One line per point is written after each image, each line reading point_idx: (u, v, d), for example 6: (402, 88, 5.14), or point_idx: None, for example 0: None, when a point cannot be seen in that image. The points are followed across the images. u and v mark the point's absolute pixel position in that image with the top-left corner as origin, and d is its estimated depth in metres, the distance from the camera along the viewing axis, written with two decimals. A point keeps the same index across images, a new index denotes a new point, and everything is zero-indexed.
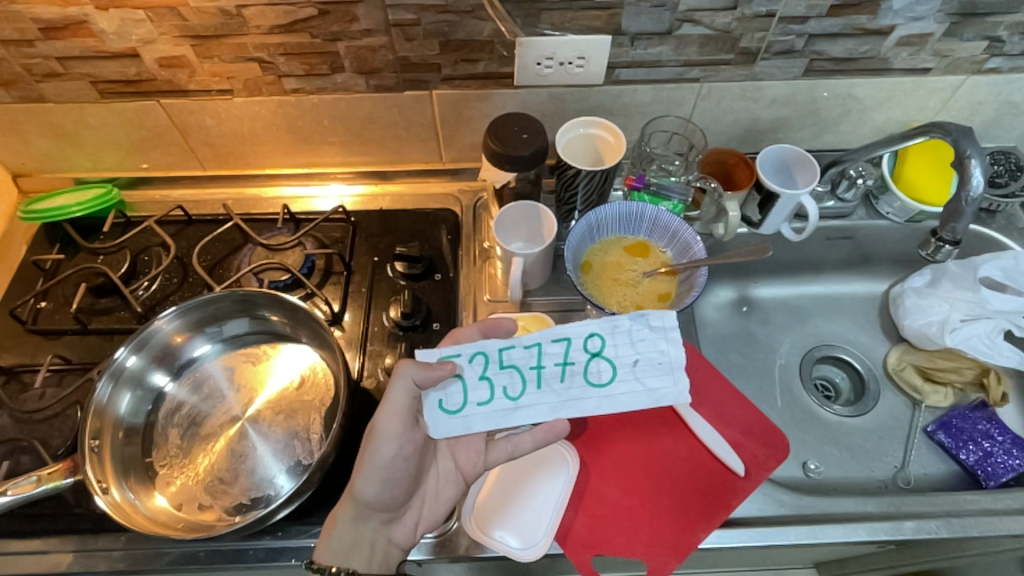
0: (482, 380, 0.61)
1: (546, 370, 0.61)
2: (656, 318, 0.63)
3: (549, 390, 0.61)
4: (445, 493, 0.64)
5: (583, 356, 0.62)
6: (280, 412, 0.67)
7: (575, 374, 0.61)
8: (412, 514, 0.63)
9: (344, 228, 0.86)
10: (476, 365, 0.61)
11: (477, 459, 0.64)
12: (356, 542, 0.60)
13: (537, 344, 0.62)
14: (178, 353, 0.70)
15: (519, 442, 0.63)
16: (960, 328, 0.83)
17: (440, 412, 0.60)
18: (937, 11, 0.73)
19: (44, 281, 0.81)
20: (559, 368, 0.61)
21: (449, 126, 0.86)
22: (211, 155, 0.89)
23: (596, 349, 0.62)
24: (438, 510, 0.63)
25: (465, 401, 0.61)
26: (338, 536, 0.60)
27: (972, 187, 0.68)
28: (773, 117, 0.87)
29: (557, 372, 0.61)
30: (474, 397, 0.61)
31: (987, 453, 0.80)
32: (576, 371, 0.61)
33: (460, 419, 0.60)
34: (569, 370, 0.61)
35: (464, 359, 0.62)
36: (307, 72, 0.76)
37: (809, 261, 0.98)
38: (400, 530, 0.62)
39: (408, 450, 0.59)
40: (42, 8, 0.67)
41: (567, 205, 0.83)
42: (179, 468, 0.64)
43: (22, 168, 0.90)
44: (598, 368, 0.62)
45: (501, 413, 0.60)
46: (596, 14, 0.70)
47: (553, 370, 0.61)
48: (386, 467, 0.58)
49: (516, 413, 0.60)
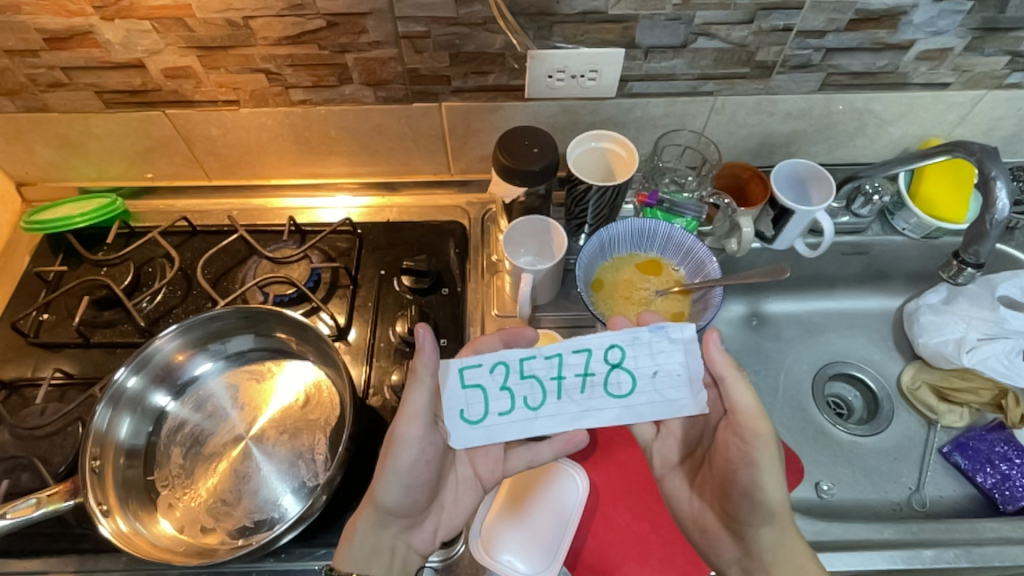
0: (502, 390, 0.58)
1: (566, 381, 0.58)
2: (676, 330, 0.59)
3: (569, 400, 0.58)
4: (465, 499, 0.62)
5: (603, 367, 0.58)
6: (284, 431, 0.66)
7: (595, 385, 0.58)
8: (432, 519, 0.61)
9: (350, 240, 0.85)
10: (496, 375, 0.58)
11: (497, 468, 0.63)
12: (376, 548, 0.57)
13: (559, 354, 0.58)
14: (179, 371, 0.69)
15: (538, 451, 0.65)
16: (977, 347, 0.81)
17: (461, 422, 0.58)
18: (959, 26, 0.71)
19: (47, 293, 0.80)
20: (579, 379, 0.58)
21: (458, 139, 0.85)
22: (216, 164, 0.88)
23: (616, 360, 0.59)
24: (458, 516, 0.62)
25: (485, 412, 0.58)
26: (359, 542, 0.57)
27: (997, 208, 0.67)
28: (788, 130, 0.85)
29: (577, 383, 0.58)
30: (494, 407, 0.58)
31: (1004, 476, 0.79)
32: (596, 382, 0.58)
33: (482, 429, 0.58)
34: (589, 381, 0.58)
35: (484, 370, 0.58)
36: (315, 84, 0.75)
37: (823, 276, 0.96)
38: (419, 535, 0.61)
39: (429, 453, 0.57)
40: (47, 19, 0.66)
41: (577, 219, 0.82)
42: (181, 490, 0.63)
43: (26, 177, 0.89)
44: (618, 379, 0.58)
45: (521, 424, 0.58)
46: (610, 27, 0.69)
47: (574, 381, 0.58)
48: (406, 472, 0.56)
49: (535, 423, 0.58)
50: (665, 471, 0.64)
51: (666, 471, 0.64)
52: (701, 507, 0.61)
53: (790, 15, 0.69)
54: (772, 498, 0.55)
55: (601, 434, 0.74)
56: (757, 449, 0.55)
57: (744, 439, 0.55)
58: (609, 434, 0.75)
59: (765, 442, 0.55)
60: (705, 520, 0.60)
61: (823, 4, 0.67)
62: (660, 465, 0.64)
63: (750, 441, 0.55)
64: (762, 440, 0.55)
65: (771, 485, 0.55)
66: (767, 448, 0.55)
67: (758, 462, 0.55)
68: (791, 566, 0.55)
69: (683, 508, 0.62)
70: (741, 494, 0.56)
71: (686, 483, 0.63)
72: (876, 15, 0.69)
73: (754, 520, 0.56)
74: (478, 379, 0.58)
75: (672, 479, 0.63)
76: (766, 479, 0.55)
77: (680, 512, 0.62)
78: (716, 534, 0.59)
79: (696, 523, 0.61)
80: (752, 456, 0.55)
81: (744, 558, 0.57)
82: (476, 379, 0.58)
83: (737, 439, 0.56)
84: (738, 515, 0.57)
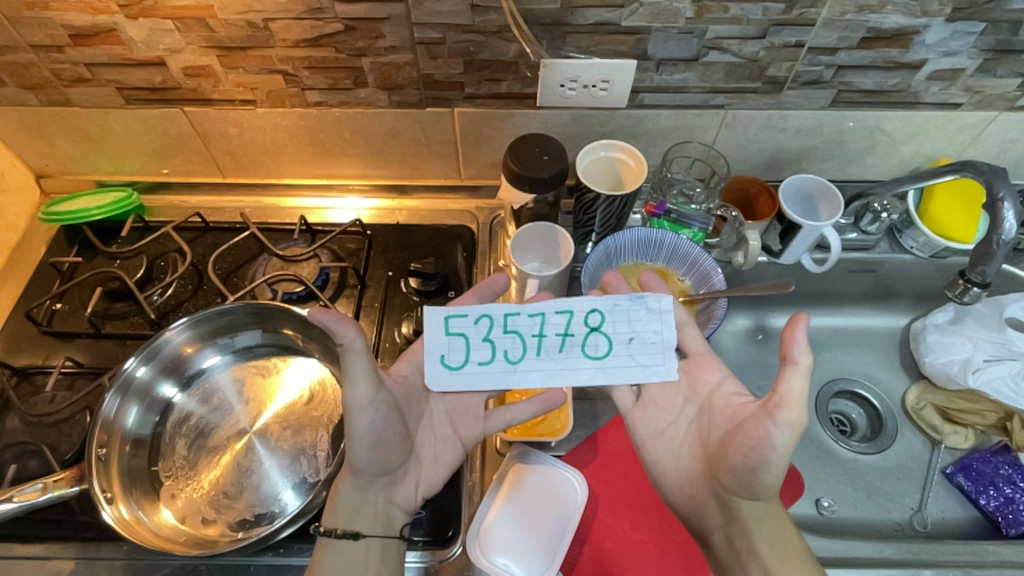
0: (484, 342, 0.62)
1: (546, 339, 0.61)
2: (654, 300, 0.62)
3: (547, 357, 0.61)
4: (444, 456, 0.63)
5: (583, 329, 0.62)
6: (288, 427, 0.66)
7: (573, 345, 0.61)
8: (412, 476, 0.62)
9: (360, 241, 0.86)
10: (481, 327, 0.62)
11: (476, 426, 0.64)
12: (359, 506, 0.60)
13: (542, 313, 0.62)
14: (187, 364, 0.70)
15: (517, 411, 0.65)
16: (983, 369, 0.81)
17: (441, 366, 0.61)
18: (971, 47, 0.71)
19: (61, 283, 0.81)
20: (559, 338, 0.61)
21: (469, 144, 0.86)
22: (231, 163, 0.89)
23: (595, 324, 0.62)
24: (437, 473, 0.63)
25: (466, 359, 0.62)
26: (342, 501, 0.59)
27: (1005, 230, 0.67)
28: (799, 146, 0.86)
29: (557, 342, 0.61)
30: (475, 357, 0.62)
31: (1008, 499, 0.79)
32: (574, 343, 0.61)
33: (460, 375, 0.61)
34: (568, 341, 0.61)
35: (470, 320, 0.62)
36: (330, 86, 0.76)
37: (830, 292, 0.96)
38: (401, 492, 0.61)
39: (385, 411, 0.57)
40: (73, 16, 0.67)
41: (585, 228, 0.83)
42: (185, 481, 0.64)
43: (46, 169, 0.91)
44: (596, 342, 0.61)
45: (498, 375, 0.61)
46: (623, 39, 0.70)
47: (553, 339, 0.61)
48: (367, 434, 0.56)
49: (512, 377, 0.61)
50: (649, 438, 0.63)
51: (649, 438, 0.63)
52: (689, 475, 0.61)
53: (802, 31, 0.69)
54: (773, 478, 0.54)
55: (601, 444, 0.74)
56: (783, 434, 0.52)
57: (776, 422, 0.52)
58: (610, 444, 0.74)
59: (795, 430, 0.52)
60: (694, 489, 0.61)
61: (835, 21, 0.68)
62: (642, 433, 0.63)
63: (779, 426, 0.52)
64: (793, 429, 0.51)
65: (776, 466, 0.53)
66: (794, 436, 0.52)
67: (777, 445, 0.52)
68: (770, 537, 0.56)
69: (668, 476, 0.62)
70: (742, 469, 0.55)
71: (673, 450, 0.62)
72: (889, 34, 0.70)
73: (745, 493, 0.56)
74: (462, 329, 0.62)
75: (656, 447, 0.63)
76: (776, 463, 0.53)
77: (664, 479, 0.62)
78: (702, 500, 0.60)
79: (683, 491, 0.61)
80: (772, 440, 0.52)
81: (727, 526, 0.58)
82: (460, 328, 0.62)
83: (767, 422, 0.52)
84: (728, 486, 0.57)
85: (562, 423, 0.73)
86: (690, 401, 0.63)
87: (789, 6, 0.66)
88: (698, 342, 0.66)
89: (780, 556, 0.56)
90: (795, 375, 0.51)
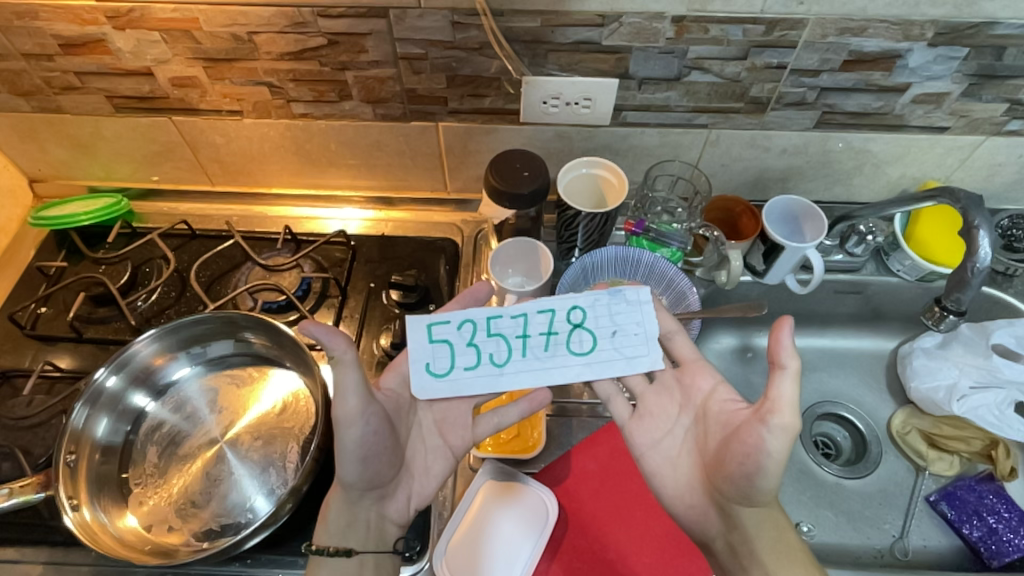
0: (469, 346, 0.64)
1: (531, 339, 0.64)
2: (632, 293, 0.65)
3: (533, 357, 0.63)
4: (435, 467, 0.63)
5: (566, 327, 0.64)
6: (259, 437, 0.66)
7: (558, 343, 0.64)
8: (404, 489, 0.62)
9: (344, 251, 0.86)
10: (465, 332, 0.64)
11: (465, 435, 0.63)
12: (351, 522, 0.59)
13: (524, 314, 0.64)
14: (158, 374, 0.70)
15: (505, 414, 0.64)
16: (968, 396, 0.80)
17: (427, 374, 0.63)
18: (955, 71, 0.71)
19: (47, 287, 0.82)
20: (543, 337, 0.64)
21: (454, 158, 0.86)
22: (220, 171, 0.90)
23: (578, 320, 0.64)
24: (428, 485, 0.62)
25: (452, 365, 0.63)
26: (334, 518, 0.59)
27: (979, 257, 0.66)
28: (784, 166, 0.86)
29: (541, 341, 0.64)
30: (461, 362, 0.63)
31: (991, 530, 0.77)
32: (559, 340, 0.64)
33: (447, 381, 0.63)
34: (552, 339, 0.64)
35: (452, 327, 0.64)
36: (315, 98, 0.77)
37: (817, 313, 0.95)
38: (394, 506, 0.61)
39: (375, 424, 0.56)
40: (62, 26, 0.69)
41: (567, 243, 0.82)
42: (153, 488, 0.64)
43: (39, 173, 0.92)
44: (580, 338, 0.64)
45: (487, 378, 0.62)
46: (604, 58, 0.70)
47: (538, 339, 0.64)
48: (356, 448, 0.56)
49: (501, 378, 0.62)
50: (646, 449, 0.62)
51: (646, 448, 0.62)
52: (689, 484, 0.60)
53: (783, 53, 0.69)
54: (770, 484, 0.53)
55: (575, 462, 0.74)
56: (778, 438, 0.51)
57: (769, 427, 0.51)
58: (584, 463, 0.74)
59: (789, 434, 0.51)
60: (693, 497, 0.60)
61: (816, 43, 0.68)
62: (640, 443, 0.62)
63: (773, 431, 0.51)
64: (786, 434, 0.51)
65: (773, 472, 0.52)
66: (788, 440, 0.51)
67: (772, 451, 0.51)
68: (771, 542, 0.55)
69: (668, 486, 0.60)
70: (739, 476, 0.54)
71: (670, 459, 0.61)
72: (871, 57, 0.69)
73: (744, 500, 0.55)
74: (446, 335, 0.64)
75: (654, 457, 0.61)
76: (773, 469, 0.52)
77: (664, 489, 0.61)
78: (703, 509, 0.59)
79: (683, 501, 0.60)
80: (767, 446, 0.51)
81: (729, 533, 0.57)
82: (444, 334, 0.64)
83: (760, 427, 0.52)
84: (727, 495, 0.56)
85: (534, 438, 0.74)
86: (685, 408, 0.62)
87: (770, 27, 0.66)
88: (690, 350, 0.65)
89: (782, 560, 0.55)
90: (784, 379, 0.50)
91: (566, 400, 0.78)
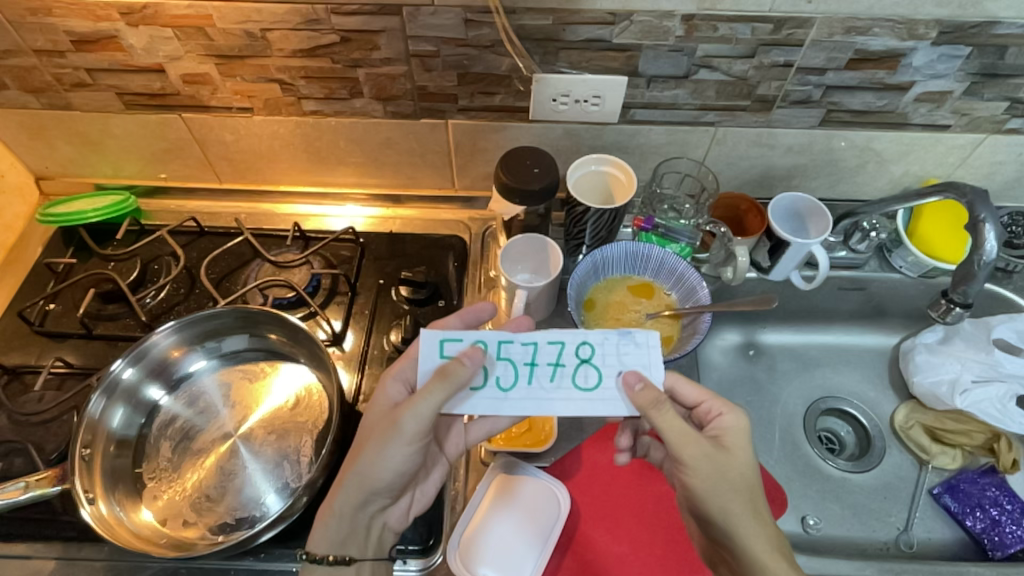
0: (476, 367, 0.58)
1: (538, 368, 0.58)
2: (642, 335, 0.59)
3: (537, 387, 0.57)
4: (432, 474, 0.65)
5: (573, 360, 0.58)
6: (272, 431, 0.67)
7: (564, 376, 0.58)
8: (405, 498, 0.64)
9: (352, 248, 0.86)
10: None
11: (459, 441, 0.66)
12: (351, 531, 0.60)
13: (535, 342, 0.59)
14: (173, 367, 0.70)
15: (497, 421, 0.65)
16: (970, 389, 0.81)
17: None
18: (957, 70, 0.72)
19: (55, 283, 0.82)
20: (550, 368, 0.58)
21: (463, 155, 0.87)
22: (228, 168, 0.90)
23: (586, 355, 0.58)
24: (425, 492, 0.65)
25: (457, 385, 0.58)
26: (333, 528, 0.59)
27: (986, 251, 0.67)
28: (788, 164, 0.87)
29: (548, 371, 0.58)
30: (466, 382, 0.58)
31: (994, 521, 0.79)
32: (565, 373, 0.58)
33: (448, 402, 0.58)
34: (559, 371, 0.58)
35: (464, 345, 0.59)
36: (326, 96, 0.78)
37: (820, 310, 0.96)
38: (393, 515, 0.63)
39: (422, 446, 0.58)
40: (75, 22, 0.69)
41: (575, 240, 0.83)
42: (167, 483, 0.64)
43: (45, 171, 0.92)
44: (585, 373, 0.58)
45: (488, 402, 0.57)
46: (614, 55, 0.71)
47: (545, 368, 0.58)
48: (400, 466, 0.57)
49: (504, 405, 0.57)
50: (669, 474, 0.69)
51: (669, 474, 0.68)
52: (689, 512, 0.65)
53: (790, 51, 0.70)
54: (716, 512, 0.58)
55: (585, 456, 0.74)
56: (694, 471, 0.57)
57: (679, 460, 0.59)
58: (594, 457, 0.74)
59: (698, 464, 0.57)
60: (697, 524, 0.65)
61: (823, 42, 0.69)
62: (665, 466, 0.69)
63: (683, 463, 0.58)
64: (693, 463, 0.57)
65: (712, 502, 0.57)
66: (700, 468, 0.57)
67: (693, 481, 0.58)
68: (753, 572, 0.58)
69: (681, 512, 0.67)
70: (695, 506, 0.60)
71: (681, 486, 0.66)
72: (876, 56, 0.71)
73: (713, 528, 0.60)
74: (457, 354, 0.58)
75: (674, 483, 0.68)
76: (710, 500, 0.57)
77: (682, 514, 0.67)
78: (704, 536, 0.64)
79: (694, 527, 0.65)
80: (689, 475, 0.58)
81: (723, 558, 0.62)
82: (455, 353, 0.58)
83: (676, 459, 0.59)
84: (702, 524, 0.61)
85: (547, 432, 0.74)
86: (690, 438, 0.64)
87: (778, 26, 0.67)
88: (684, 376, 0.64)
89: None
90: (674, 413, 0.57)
91: None
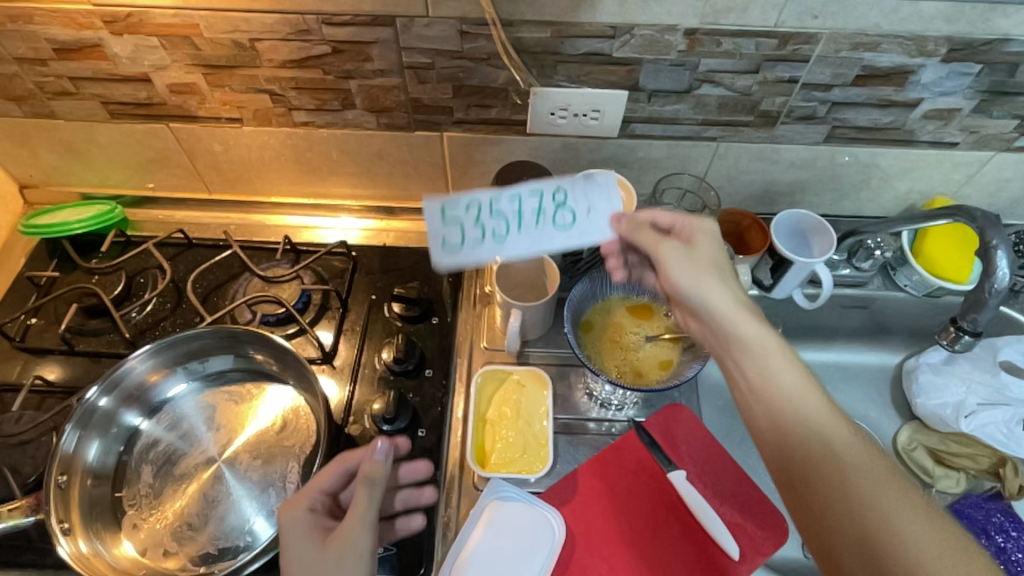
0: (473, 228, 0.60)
1: (524, 219, 0.60)
2: (600, 175, 0.64)
3: (530, 232, 0.60)
4: None
5: (552, 205, 0.61)
6: (258, 456, 0.64)
7: (548, 219, 0.61)
8: None
9: (344, 262, 0.84)
10: (469, 214, 0.60)
11: None
12: None
13: (517, 193, 0.60)
14: (152, 392, 0.68)
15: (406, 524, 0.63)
16: (976, 413, 0.80)
17: (444, 252, 0.59)
18: (967, 87, 0.70)
19: (37, 297, 0.80)
20: (536, 210, 0.60)
21: (458, 169, 0.85)
22: (217, 179, 0.88)
23: (562, 199, 0.61)
24: None
25: (461, 242, 0.59)
26: None
27: (997, 278, 0.65)
28: (791, 179, 0.85)
29: (534, 218, 0.60)
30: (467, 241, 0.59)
31: (1000, 548, 0.77)
32: (547, 218, 0.61)
33: (459, 255, 0.59)
34: (542, 214, 0.60)
35: (461, 207, 0.60)
36: (318, 107, 0.75)
37: (822, 327, 0.94)
38: None
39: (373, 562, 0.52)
40: (57, 30, 0.66)
41: (573, 255, 0.81)
42: (148, 511, 0.62)
43: (29, 180, 0.90)
44: (564, 215, 0.61)
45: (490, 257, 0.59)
46: (614, 69, 0.69)
47: (530, 215, 0.60)
48: None
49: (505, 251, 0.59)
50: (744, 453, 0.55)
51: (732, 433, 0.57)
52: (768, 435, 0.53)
53: (795, 67, 0.68)
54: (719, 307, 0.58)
55: (580, 480, 0.72)
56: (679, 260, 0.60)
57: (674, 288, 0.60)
58: (589, 481, 0.72)
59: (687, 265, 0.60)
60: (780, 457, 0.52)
61: (829, 58, 0.67)
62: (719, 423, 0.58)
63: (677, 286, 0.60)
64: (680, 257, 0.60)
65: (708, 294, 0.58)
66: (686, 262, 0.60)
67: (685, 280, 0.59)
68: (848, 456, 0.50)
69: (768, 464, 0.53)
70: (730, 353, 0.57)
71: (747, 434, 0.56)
72: (884, 72, 0.69)
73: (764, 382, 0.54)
74: (458, 219, 0.60)
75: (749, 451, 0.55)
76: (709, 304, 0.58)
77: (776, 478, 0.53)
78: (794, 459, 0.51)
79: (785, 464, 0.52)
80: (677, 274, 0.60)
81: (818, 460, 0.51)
82: (456, 215, 0.60)
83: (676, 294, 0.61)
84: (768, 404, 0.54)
85: (540, 459, 0.72)
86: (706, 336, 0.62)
87: (783, 41, 0.65)
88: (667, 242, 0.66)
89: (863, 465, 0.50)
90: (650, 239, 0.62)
91: (571, 417, 0.77)
